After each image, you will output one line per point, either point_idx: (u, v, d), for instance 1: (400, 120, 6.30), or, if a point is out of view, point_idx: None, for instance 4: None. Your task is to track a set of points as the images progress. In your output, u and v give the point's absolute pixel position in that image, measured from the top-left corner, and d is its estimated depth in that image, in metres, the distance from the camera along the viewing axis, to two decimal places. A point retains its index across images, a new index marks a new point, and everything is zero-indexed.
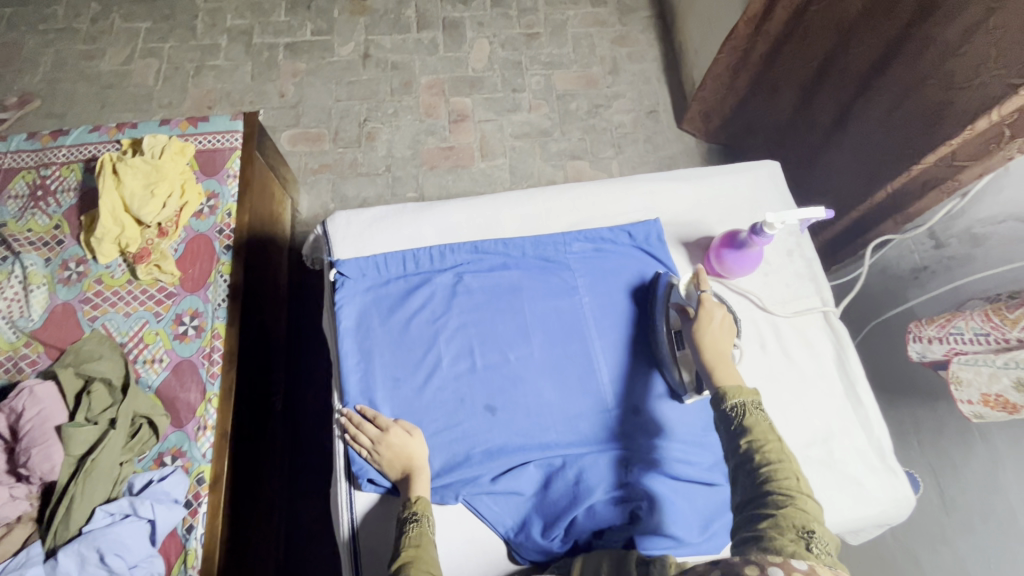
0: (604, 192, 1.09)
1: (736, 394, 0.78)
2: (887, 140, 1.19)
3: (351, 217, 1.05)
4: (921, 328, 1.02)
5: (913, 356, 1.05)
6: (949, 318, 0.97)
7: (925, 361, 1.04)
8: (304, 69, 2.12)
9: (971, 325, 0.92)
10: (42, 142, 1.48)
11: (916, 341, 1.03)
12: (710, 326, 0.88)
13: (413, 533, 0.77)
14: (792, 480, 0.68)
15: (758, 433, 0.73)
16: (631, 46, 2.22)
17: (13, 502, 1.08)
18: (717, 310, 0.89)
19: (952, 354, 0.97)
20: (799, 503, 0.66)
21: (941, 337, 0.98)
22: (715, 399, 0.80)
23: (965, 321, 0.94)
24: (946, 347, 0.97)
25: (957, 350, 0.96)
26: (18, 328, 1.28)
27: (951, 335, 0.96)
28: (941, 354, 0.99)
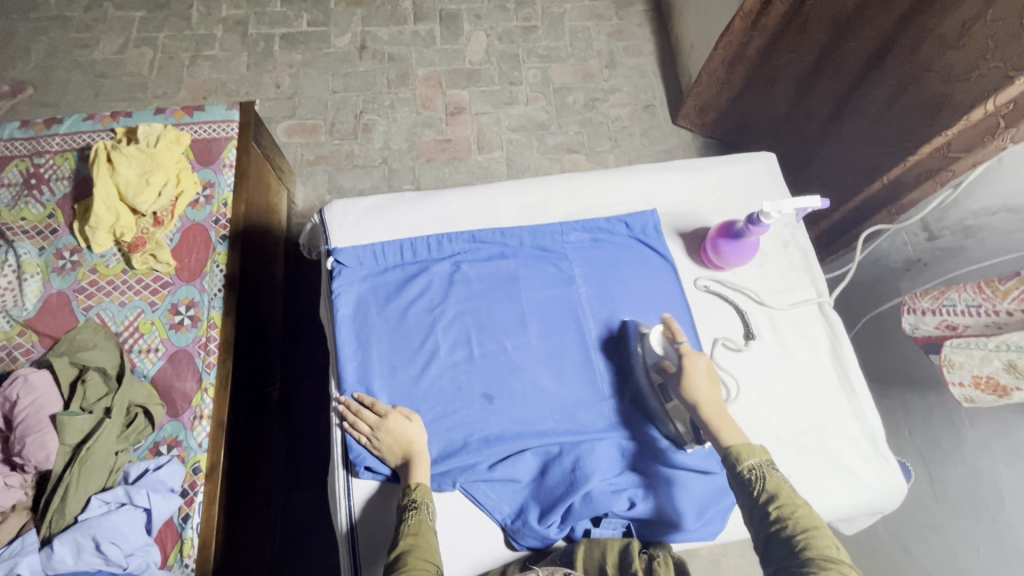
0: (602, 182, 1.09)
1: (751, 455, 0.77)
2: (886, 132, 1.21)
3: (349, 205, 1.04)
4: (915, 300, 1.04)
5: (905, 329, 1.07)
6: (941, 291, 1.00)
7: (916, 337, 1.06)
8: (300, 60, 2.11)
9: (964, 297, 0.95)
10: (35, 130, 1.47)
11: (909, 313, 1.05)
12: (698, 379, 0.84)
13: (411, 521, 0.77)
14: (828, 547, 0.68)
15: (785, 497, 0.72)
16: (628, 40, 2.22)
17: (8, 490, 1.07)
18: (699, 361, 0.85)
19: (943, 327, 1.00)
20: (840, 566, 0.66)
21: (933, 309, 1.00)
22: (725, 459, 0.78)
23: (959, 293, 0.96)
24: (940, 319, 1.00)
25: (950, 322, 0.98)
26: (12, 317, 1.28)
27: (945, 306, 0.98)
28: (933, 327, 1.02)
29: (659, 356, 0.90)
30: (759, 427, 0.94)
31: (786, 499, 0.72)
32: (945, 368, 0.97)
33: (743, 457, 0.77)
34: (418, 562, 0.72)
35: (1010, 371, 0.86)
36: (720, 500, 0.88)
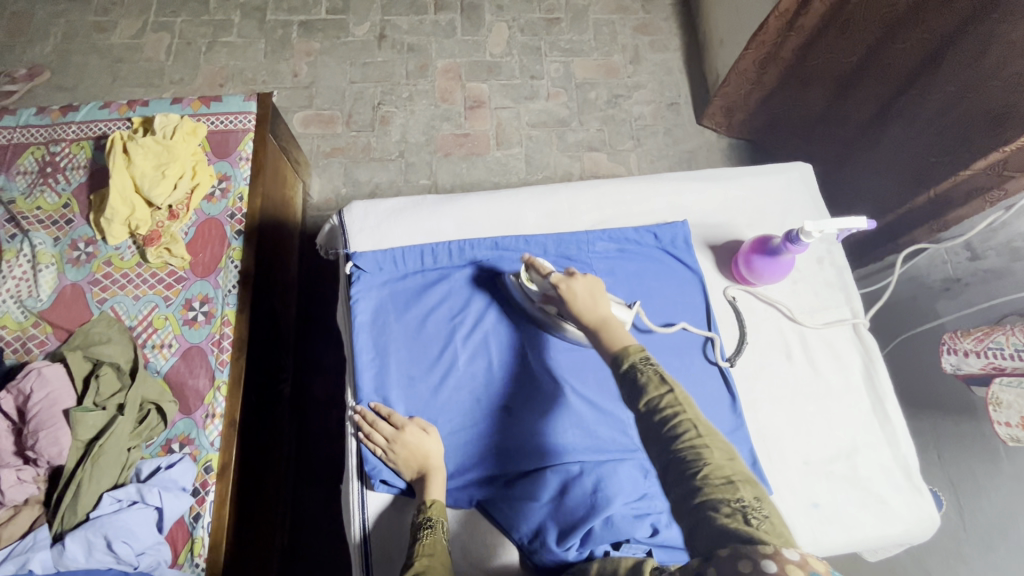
0: (631, 190, 1.05)
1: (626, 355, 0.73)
2: (941, 141, 1.15)
3: (369, 207, 1.01)
4: (958, 341, 1.03)
5: (948, 368, 1.06)
6: (987, 333, 0.99)
7: (958, 376, 1.05)
8: (317, 49, 2.07)
9: (1013, 341, 0.93)
10: (51, 117, 1.45)
11: (951, 354, 1.04)
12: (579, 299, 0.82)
13: (427, 540, 0.74)
14: (696, 432, 0.64)
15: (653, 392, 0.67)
16: (654, 34, 2.16)
17: (20, 485, 1.07)
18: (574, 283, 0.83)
19: (989, 368, 0.98)
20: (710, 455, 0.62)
21: (979, 351, 0.99)
22: (610, 365, 0.74)
23: (1006, 336, 0.95)
24: (985, 361, 0.98)
25: (996, 365, 0.96)
26: (27, 307, 1.27)
27: (991, 349, 0.97)
28: (978, 368, 0.99)
29: (540, 292, 0.89)
30: (786, 451, 0.90)
31: (656, 393, 0.67)
32: (992, 407, 0.96)
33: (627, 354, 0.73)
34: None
35: None
36: None
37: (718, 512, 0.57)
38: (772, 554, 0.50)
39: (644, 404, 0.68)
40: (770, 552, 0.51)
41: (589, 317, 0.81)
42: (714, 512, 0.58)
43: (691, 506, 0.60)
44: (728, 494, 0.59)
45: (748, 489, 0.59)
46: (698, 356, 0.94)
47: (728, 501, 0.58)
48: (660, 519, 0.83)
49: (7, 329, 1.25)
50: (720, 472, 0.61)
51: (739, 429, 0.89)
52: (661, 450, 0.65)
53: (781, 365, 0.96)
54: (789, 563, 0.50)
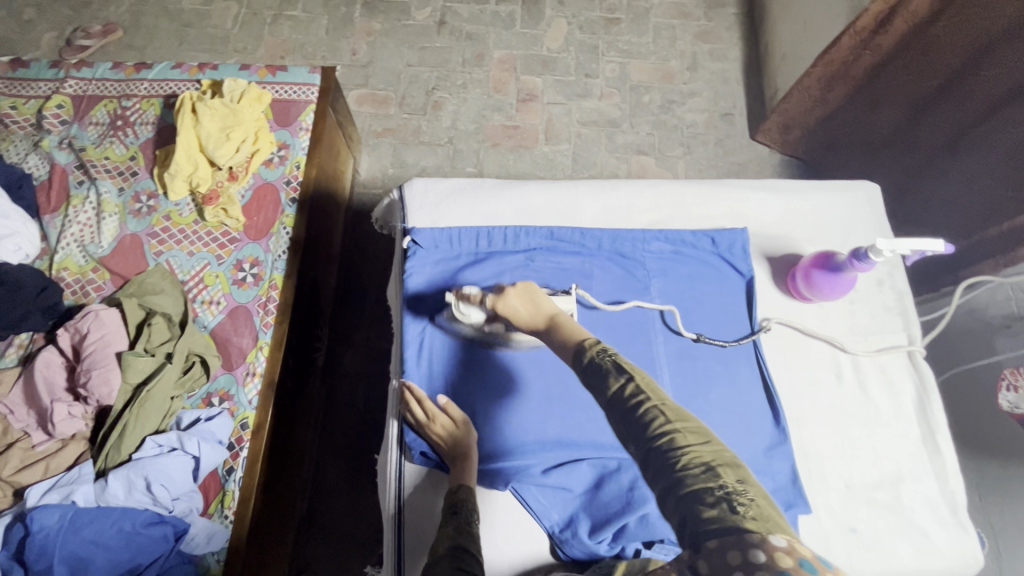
0: (692, 193, 1.04)
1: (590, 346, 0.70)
2: (1017, 174, 1.12)
3: (429, 185, 1.03)
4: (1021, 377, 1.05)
5: (1003, 405, 1.07)
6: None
7: (1015, 415, 1.05)
8: (378, 30, 2.10)
9: None
10: (126, 73, 1.50)
11: (1011, 391, 1.06)
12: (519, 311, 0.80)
13: (452, 524, 0.74)
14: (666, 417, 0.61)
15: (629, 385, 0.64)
16: (714, 43, 2.13)
17: (70, 420, 1.11)
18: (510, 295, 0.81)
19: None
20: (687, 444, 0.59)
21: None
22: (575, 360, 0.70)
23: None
24: None
25: None
26: (88, 252, 1.32)
27: None
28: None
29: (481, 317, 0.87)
30: (828, 473, 0.88)
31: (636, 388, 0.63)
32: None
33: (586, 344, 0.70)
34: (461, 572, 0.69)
35: None
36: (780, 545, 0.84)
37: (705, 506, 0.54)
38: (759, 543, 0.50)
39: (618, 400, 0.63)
40: (757, 539, 0.51)
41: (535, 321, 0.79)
42: (699, 505, 0.55)
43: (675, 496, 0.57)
44: (711, 482, 0.56)
45: (731, 472, 0.57)
46: (745, 369, 0.93)
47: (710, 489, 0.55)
48: None
49: (69, 271, 1.30)
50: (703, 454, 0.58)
51: (780, 445, 0.88)
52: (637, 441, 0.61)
53: (830, 384, 0.94)
54: (776, 551, 0.50)
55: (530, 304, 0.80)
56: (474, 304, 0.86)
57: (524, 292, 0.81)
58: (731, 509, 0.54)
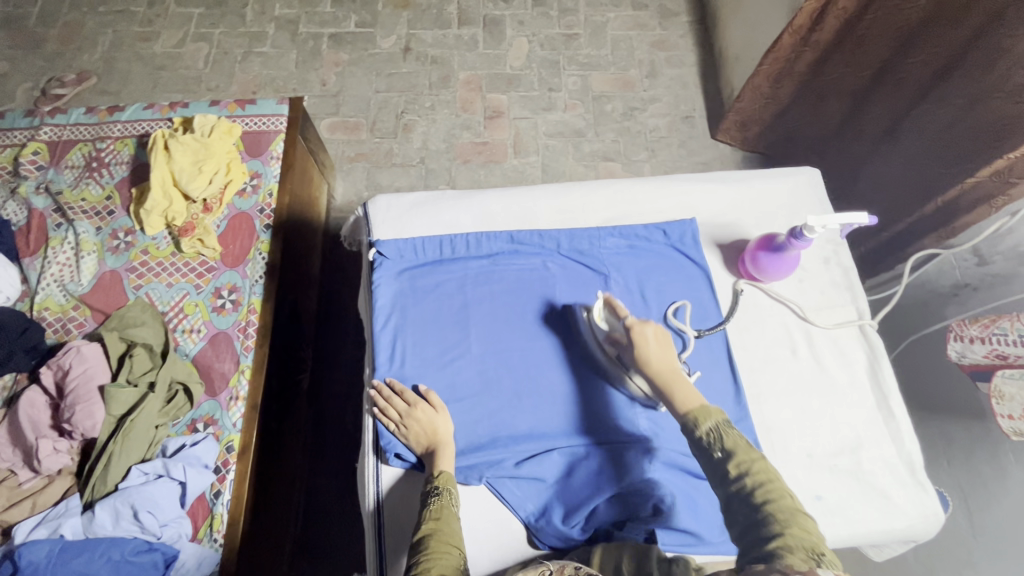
0: (641, 189, 1.10)
1: (706, 417, 0.75)
2: (944, 151, 1.18)
3: (392, 200, 1.07)
4: (964, 328, 1.09)
5: (952, 357, 1.11)
6: (993, 321, 1.04)
7: (963, 366, 1.09)
8: (346, 60, 2.17)
9: (1016, 326, 0.97)
10: (99, 116, 1.55)
11: (957, 341, 1.10)
12: (649, 349, 0.84)
13: (433, 506, 0.77)
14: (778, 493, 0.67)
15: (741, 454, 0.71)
16: (670, 50, 2.22)
17: (56, 455, 1.13)
18: (648, 329, 0.85)
19: (992, 356, 1.02)
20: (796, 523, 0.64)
21: (983, 337, 1.04)
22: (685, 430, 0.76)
23: (1009, 322, 0.99)
24: (988, 348, 1.03)
25: (998, 350, 1.01)
26: (68, 291, 1.35)
27: (995, 335, 1.01)
28: (981, 355, 1.04)
29: (608, 331, 0.91)
30: (789, 444, 0.92)
31: (745, 457, 0.70)
32: (996, 400, 1.00)
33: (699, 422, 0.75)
34: (440, 546, 0.72)
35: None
36: None
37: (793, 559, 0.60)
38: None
39: (730, 463, 0.71)
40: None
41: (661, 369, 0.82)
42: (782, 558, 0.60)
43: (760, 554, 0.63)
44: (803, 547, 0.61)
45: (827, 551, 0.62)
46: (705, 350, 0.97)
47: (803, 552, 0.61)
48: (664, 499, 0.84)
49: (50, 311, 1.33)
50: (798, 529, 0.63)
51: (741, 420, 0.91)
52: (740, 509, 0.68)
53: (786, 359, 0.98)
54: None
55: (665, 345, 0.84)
56: (614, 317, 0.90)
57: (660, 333, 0.86)
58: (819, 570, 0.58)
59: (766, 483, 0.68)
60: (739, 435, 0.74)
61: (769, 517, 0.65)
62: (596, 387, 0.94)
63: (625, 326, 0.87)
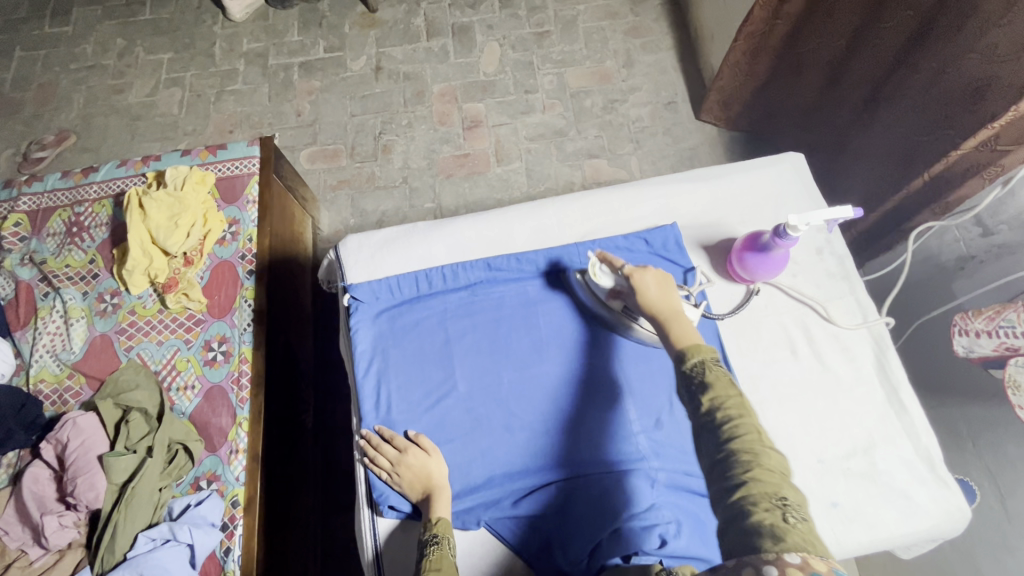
0: (617, 198, 1.05)
1: (694, 353, 0.73)
2: (926, 119, 1.11)
3: (362, 240, 1.04)
4: (969, 321, 1.02)
5: (960, 350, 1.04)
6: (999, 311, 0.96)
7: (973, 358, 1.03)
8: (318, 87, 2.15)
9: (1021, 318, 0.90)
10: (74, 179, 1.54)
11: (963, 335, 1.03)
12: (651, 293, 0.84)
13: (432, 557, 0.73)
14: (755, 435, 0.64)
15: (719, 392, 0.67)
16: (645, 36, 2.16)
17: (63, 530, 1.13)
18: (650, 276, 0.85)
19: (1002, 348, 0.95)
20: (767, 463, 0.61)
21: (988, 331, 0.97)
22: (675, 360, 0.75)
23: (1014, 313, 0.91)
24: (996, 341, 0.96)
25: (1008, 345, 0.93)
26: (62, 360, 1.35)
27: (1002, 328, 0.94)
28: (990, 348, 0.98)
29: (609, 287, 0.91)
30: (800, 450, 0.87)
31: (721, 393, 0.67)
32: (1009, 388, 0.94)
33: (687, 354, 0.73)
34: None
35: None
36: None
37: (757, 511, 0.57)
38: (776, 557, 0.52)
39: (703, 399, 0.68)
40: (771, 556, 0.53)
41: (661, 309, 0.82)
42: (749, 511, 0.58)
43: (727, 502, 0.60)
44: (771, 494, 0.58)
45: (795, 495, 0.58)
46: None
47: (767, 499, 0.58)
48: (670, 528, 0.78)
49: (46, 382, 1.33)
50: (767, 473, 0.60)
51: None
52: (709, 443, 0.66)
53: (786, 359, 0.94)
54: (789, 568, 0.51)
55: (666, 287, 0.85)
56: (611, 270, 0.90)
57: (661, 278, 0.86)
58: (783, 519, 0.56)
59: (736, 418, 0.65)
60: (723, 372, 0.71)
61: (733, 457, 0.62)
62: (602, 340, 0.95)
63: (621, 276, 0.88)
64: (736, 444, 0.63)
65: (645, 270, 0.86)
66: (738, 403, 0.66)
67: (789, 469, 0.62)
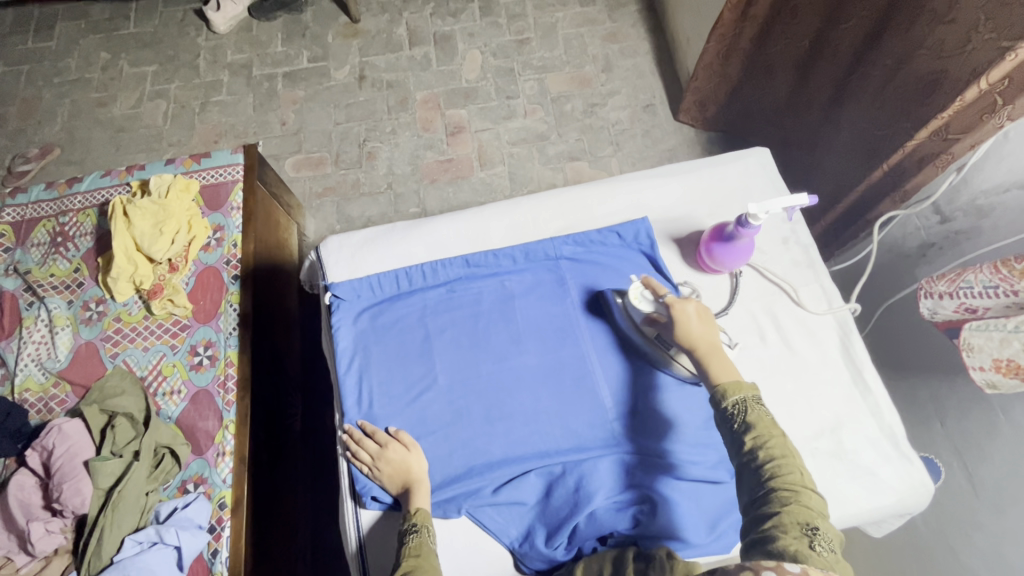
0: (590, 194, 1.09)
1: (735, 391, 0.77)
2: (885, 113, 1.16)
3: (343, 240, 1.07)
4: (931, 284, 1.00)
5: (925, 313, 1.03)
6: (958, 273, 0.95)
7: (938, 322, 1.02)
8: (302, 96, 2.18)
9: (980, 278, 0.90)
10: (59, 190, 1.55)
11: (927, 297, 1.01)
12: (691, 325, 0.86)
13: (411, 543, 0.77)
14: (795, 475, 0.69)
15: (762, 430, 0.73)
16: (622, 42, 2.21)
17: (49, 536, 1.13)
18: (689, 306, 0.87)
19: (963, 310, 0.95)
20: (803, 500, 0.66)
21: (951, 292, 0.96)
22: (715, 398, 0.79)
23: (974, 274, 0.91)
24: (957, 302, 0.95)
25: (969, 305, 0.93)
26: (47, 369, 1.35)
27: (961, 289, 0.93)
28: (952, 310, 0.97)
29: (647, 313, 0.91)
30: None
31: (763, 432, 0.73)
32: (964, 352, 0.93)
33: (727, 393, 0.77)
34: None
35: None
36: (731, 510, 0.86)
37: (785, 537, 0.63)
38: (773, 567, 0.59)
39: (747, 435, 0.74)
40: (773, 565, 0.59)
41: (699, 343, 0.84)
42: (775, 537, 0.63)
43: (757, 528, 0.66)
44: (800, 525, 0.64)
45: (824, 528, 0.64)
46: None
47: (797, 526, 0.64)
48: (642, 509, 0.84)
49: (31, 391, 1.34)
50: (800, 506, 0.66)
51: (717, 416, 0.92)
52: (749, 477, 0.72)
53: (756, 346, 0.97)
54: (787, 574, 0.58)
55: (708, 320, 0.87)
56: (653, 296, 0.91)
57: (703, 312, 0.87)
58: (809, 546, 0.62)
59: (778, 458, 0.70)
60: (765, 411, 0.76)
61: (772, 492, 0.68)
62: (642, 372, 0.94)
63: (664, 304, 0.89)
64: (776, 482, 0.69)
65: (686, 301, 0.87)
66: (781, 443, 0.71)
67: (825, 509, 0.67)
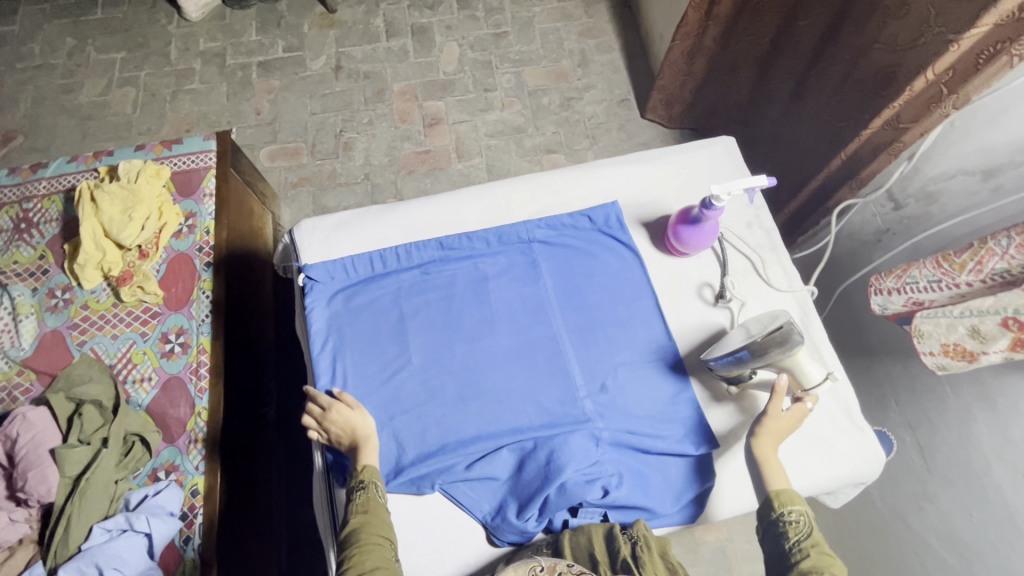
0: (562, 180, 1.11)
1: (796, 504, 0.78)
2: (843, 106, 1.21)
3: (317, 223, 1.07)
4: (880, 281, 1.03)
5: (876, 310, 1.06)
6: (904, 269, 0.99)
7: (888, 316, 1.05)
8: (278, 86, 2.15)
9: (925, 273, 0.94)
10: (22, 176, 1.51)
11: (877, 294, 1.04)
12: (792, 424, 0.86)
13: (359, 501, 0.82)
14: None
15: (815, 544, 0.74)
16: (598, 37, 2.24)
17: (12, 525, 1.11)
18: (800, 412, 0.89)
19: (911, 304, 0.99)
20: None
21: (899, 288, 0.99)
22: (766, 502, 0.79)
23: (920, 269, 0.95)
24: (906, 298, 0.99)
25: (917, 300, 0.97)
26: (10, 357, 1.32)
27: (909, 285, 0.97)
28: (902, 305, 1.00)
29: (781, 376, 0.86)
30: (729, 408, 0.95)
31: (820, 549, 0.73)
32: (915, 339, 0.97)
33: (791, 505, 0.77)
34: (373, 539, 0.78)
35: (974, 336, 0.87)
36: (695, 481, 0.90)
37: None
38: None
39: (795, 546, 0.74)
40: None
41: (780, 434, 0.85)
42: None
43: None
44: None
45: None
46: (642, 329, 0.99)
47: None
48: (611, 482, 0.87)
49: None
50: None
51: (683, 391, 0.95)
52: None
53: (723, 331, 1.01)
54: None
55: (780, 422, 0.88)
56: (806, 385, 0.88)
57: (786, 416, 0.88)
58: None
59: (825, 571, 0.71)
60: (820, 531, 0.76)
61: None
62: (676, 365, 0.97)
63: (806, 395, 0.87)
64: None
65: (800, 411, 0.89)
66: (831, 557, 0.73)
67: None
